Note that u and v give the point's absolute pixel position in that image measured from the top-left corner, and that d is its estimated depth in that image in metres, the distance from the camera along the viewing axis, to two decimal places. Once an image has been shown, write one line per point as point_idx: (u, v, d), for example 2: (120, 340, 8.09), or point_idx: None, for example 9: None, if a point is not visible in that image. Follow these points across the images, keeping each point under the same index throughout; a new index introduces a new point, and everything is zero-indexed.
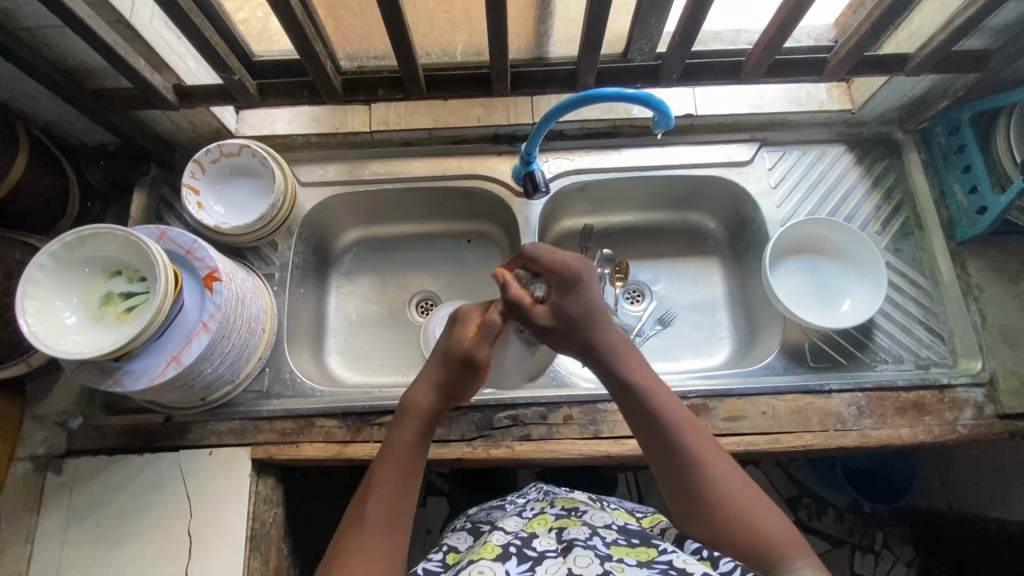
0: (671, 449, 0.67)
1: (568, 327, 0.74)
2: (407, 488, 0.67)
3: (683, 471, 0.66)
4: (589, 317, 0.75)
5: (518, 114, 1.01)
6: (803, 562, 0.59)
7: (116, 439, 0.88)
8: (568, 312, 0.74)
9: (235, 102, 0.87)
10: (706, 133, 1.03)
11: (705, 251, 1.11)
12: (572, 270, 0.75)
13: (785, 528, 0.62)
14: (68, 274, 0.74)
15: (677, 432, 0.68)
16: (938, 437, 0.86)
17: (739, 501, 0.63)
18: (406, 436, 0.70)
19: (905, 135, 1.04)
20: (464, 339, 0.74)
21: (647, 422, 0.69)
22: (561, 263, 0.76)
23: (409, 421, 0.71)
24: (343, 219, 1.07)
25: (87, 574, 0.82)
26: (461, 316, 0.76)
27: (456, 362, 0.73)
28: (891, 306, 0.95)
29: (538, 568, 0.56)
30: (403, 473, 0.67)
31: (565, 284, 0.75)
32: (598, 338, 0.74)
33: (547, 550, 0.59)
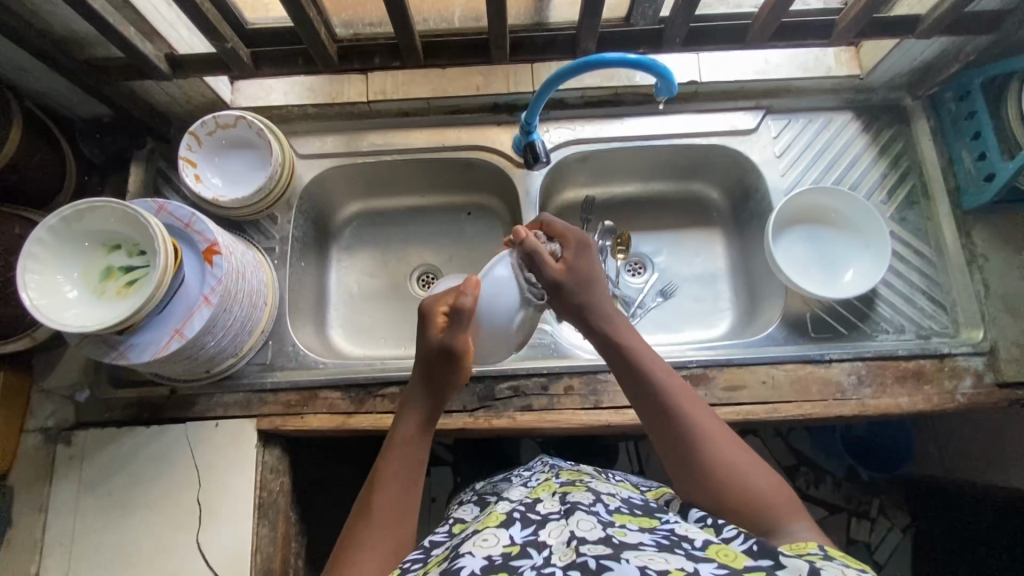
0: (665, 415, 0.68)
1: (574, 287, 0.76)
2: (415, 480, 0.68)
3: (677, 437, 0.67)
4: (592, 281, 0.76)
5: (518, 82, 0.98)
6: (805, 527, 0.60)
7: (124, 411, 0.89)
8: (576, 271, 0.76)
9: (229, 71, 0.85)
10: (711, 100, 1.01)
11: (707, 222, 1.10)
12: (577, 236, 0.78)
13: (781, 489, 0.63)
14: (67, 248, 0.74)
15: (671, 399, 0.69)
16: (937, 405, 0.87)
17: (732, 463, 0.64)
18: (410, 427, 0.72)
19: (914, 101, 1.01)
20: (437, 334, 0.73)
21: (641, 389, 0.71)
22: (569, 229, 0.79)
23: (411, 412, 0.73)
24: (342, 192, 1.06)
25: (100, 541, 0.84)
26: (428, 309, 0.74)
27: (437, 354, 0.73)
28: (894, 275, 0.95)
29: (541, 531, 0.57)
30: (409, 464, 0.69)
31: (573, 245, 0.77)
32: (597, 304, 0.76)
33: (550, 513, 0.60)
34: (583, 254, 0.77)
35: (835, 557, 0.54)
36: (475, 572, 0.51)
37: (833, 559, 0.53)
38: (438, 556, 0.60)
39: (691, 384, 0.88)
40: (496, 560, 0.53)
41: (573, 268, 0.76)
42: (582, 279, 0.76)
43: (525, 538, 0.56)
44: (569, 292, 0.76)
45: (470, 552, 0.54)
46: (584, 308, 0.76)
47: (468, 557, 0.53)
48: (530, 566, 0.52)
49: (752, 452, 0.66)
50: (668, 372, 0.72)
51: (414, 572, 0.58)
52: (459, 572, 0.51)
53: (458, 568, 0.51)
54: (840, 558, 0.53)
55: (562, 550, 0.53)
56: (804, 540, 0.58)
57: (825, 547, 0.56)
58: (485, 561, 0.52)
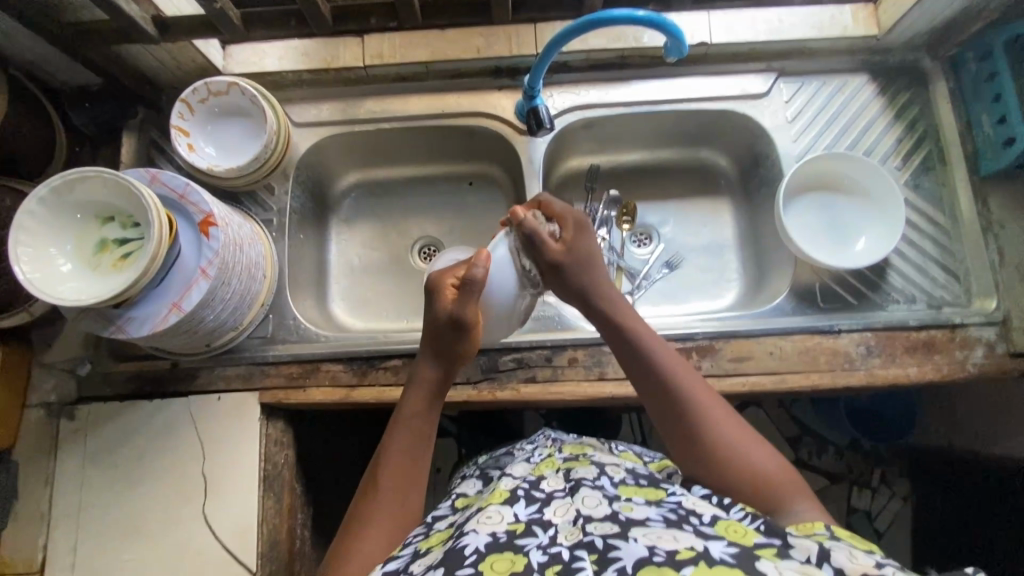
0: (669, 401, 0.67)
1: (574, 268, 0.73)
2: (420, 456, 0.68)
3: (682, 421, 0.66)
4: (592, 263, 0.74)
5: (520, 44, 0.94)
6: (805, 505, 0.60)
7: (126, 384, 0.89)
8: (575, 254, 0.74)
9: (219, 34, 0.82)
10: (721, 63, 0.97)
11: (715, 191, 1.08)
12: (575, 215, 0.76)
13: (788, 472, 0.63)
14: (59, 219, 0.72)
15: (677, 384, 0.68)
16: (947, 375, 0.85)
17: (738, 446, 0.64)
18: (413, 402, 0.71)
19: (933, 62, 0.97)
20: (446, 305, 0.71)
21: (644, 375, 0.69)
22: (568, 209, 0.76)
23: (416, 387, 0.72)
24: (340, 161, 1.03)
25: (108, 513, 0.85)
26: (437, 281, 0.72)
27: (446, 326, 0.70)
28: (906, 244, 0.92)
29: (546, 509, 0.57)
30: (414, 440, 0.69)
31: (573, 225, 0.75)
32: (597, 286, 0.74)
33: (555, 490, 0.60)
34: (582, 234, 0.75)
35: (841, 537, 0.53)
36: (479, 551, 0.50)
37: (840, 539, 0.53)
38: (441, 530, 0.60)
39: (697, 355, 0.87)
40: (501, 538, 0.52)
41: (574, 249, 0.74)
42: (584, 259, 0.74)
43: (530, 516, 0.56)
44: (569, 274, 0.73)
45: (474, 530, 0.53)
46: (584, 292, 0.74)
47: (471, 535, 0.53)
48: (535, 544, 0.52)
49: (757, 433, 0.66)
50: (671, 355, 0.70)
51: (417, 545, 0.58)
52: (463, 550, 0.51)
53: (462, 547, 0.51)
54: (847, 539, 0.53)
55: (569, 529, 0.53)
56: (811, 520, 0.58)
57: (832, 527, 0.56)
58: (489, 539, 0.52)
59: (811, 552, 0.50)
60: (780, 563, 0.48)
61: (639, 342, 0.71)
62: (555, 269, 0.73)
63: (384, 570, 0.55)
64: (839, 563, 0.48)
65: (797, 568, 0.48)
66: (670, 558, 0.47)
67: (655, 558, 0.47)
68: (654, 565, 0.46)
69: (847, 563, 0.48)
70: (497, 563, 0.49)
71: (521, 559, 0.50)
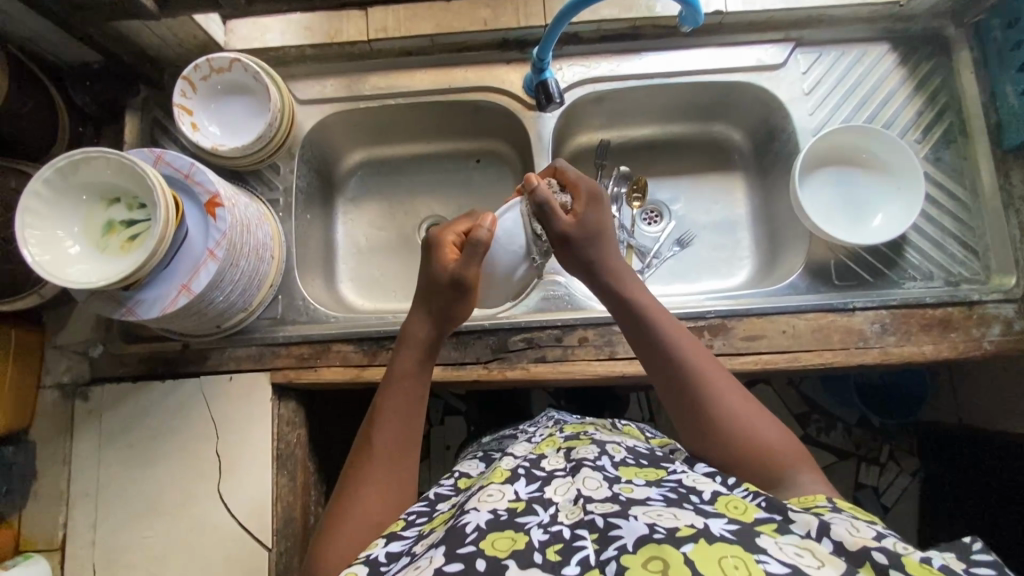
0: (670, 368, 0.67)
1: (584, 240, 0.74)
2: (416, 420, 0.68)
3: (685, 388, 0.66)
4: (599, 236, 0.75)
5: (528, 15, 0.91)
6: (806, 474, 0.60)
7: (138, 365, 0.90)
8: (587, 224, 0.75)
9: (219, 8, 0.79)
10: (737, 33, 0.94)
11: (728, 166, 1.05)
12: (590, 185, 0.76)
13: (790, 443, 0.63)
14: (66, 200, 0.71)
15: (679, 353, 0.68)
16: (962, 353, 0.84)
17: (740, 414, 0.64)
18: (409, 363, 0.71)
19: (958, 29, 0.93)
20: (446, 265, 0.72)
21: (651, 343, 0.69)
22: (583, 178, 0.77)
23: (407, 350, 0.72)
24: (345, 139, 1.01)
25: (124, 492, 0.86)
26: (438, 239, 0.74)
27: (444, 286, 0.72)
28: (924, 220, 0.90)
29: (547, 488, 0.57)
30: (410, 400, 0.69)
31: (586, 197, 0.76)
32: (604, 258, 0.74)
33: (556, 469, 0.60)
34: (595, 206, 0.76)
35: (843, 509, 0.53)
36: (481, 527, 0.51)
37: (841, 510, 0.53)
38: (444, 511, 0.60)
39: (709, 334, 0.86)
40: (501, 516, 0.52)
41: (585, 221, 0.75)
42: (592, 229, 0.75)
43: (531, 494, 0.56)
44: (578, 246, 0.74)
45: (475, 507, 0.54)
46: (591, 262, 0.74)
47: (472, 513, 0.53)
48: (537, 522, 0.52)
49: (759, 404, 0.66)
50: (673, 324, 0.71)
51: (420, 528, 0.58)
52: (465, 527, 0.51)
53: (464, 524, 0.51)
54: (848, 510, 0.53)
55: (569, 508, 0.54)
56: (814, 492, 0.58)
57: (832, 499, 0.56)
58: (489, 517, 0.52)
59: (811, 526, 0.50)
60: (780, 538, 0.48)
61: (641, 309, 0.71)
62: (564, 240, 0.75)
63: (386, 551, 0.55)
64: (839, 535, 0.49)
65: (797, 542, 0.48)
66: (670, 535, 0.47)
67: (655, 535, 0.47)
68: (655, 542, 0.46)
69: (846, 536, 0.49)
70: (499, 541, 0.49)
71: (522, 537, 0.50)
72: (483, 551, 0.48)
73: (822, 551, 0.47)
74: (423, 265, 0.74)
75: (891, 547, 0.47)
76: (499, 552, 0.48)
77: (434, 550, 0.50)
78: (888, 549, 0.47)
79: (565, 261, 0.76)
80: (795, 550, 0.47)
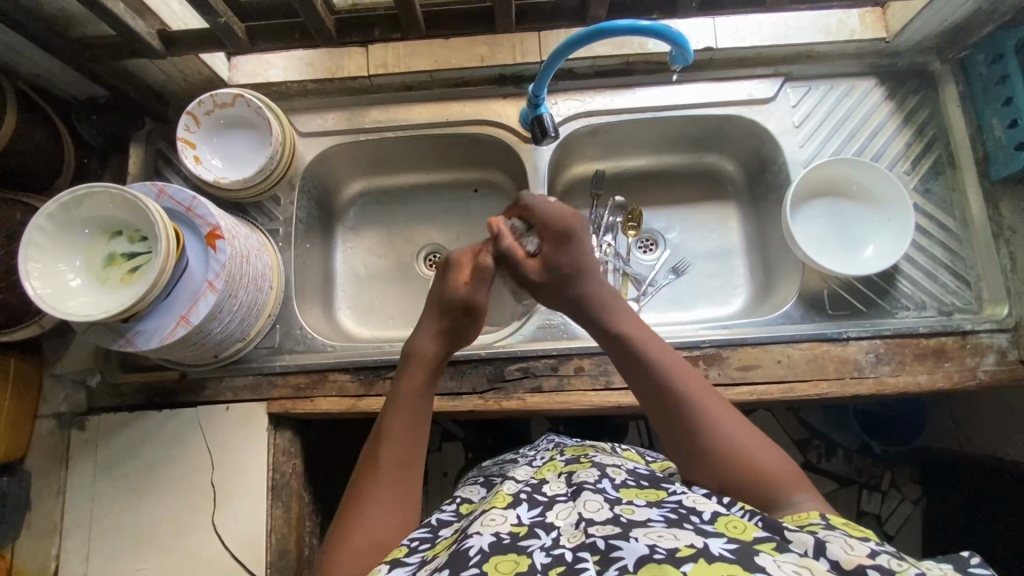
0: (666, 402, 0.66)
1: (562, 278, 0.73)
2: (417, 441, 0.67)
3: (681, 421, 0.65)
4: (582, 271, 0.74)
5: (525, 52, 0.94)
6: (802, 496, 0.60)
7: (135, 395, 0.90)
8: (558, 266, 0.74)
9: (224, 47, 0.82)
10: (727, 68, 0.96)
11: (722, 196, 1.07)
12: (563, 221, 0.75)
13: (787, 466, 0.62)
14: (69, 234, 0.73)
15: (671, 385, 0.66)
16: (957, 383, 0.84)
17: (738, 442, 0.63)
18: (411, 384, 0.70)
19: (943, 65, 0.96)
20: (459, 286, 0.73)
21: (641, 377, 0.68)
22: (556, 214, 0.75)
23: (413, 368, 0.71)
24: (345, 170, 1.03)
25: (117, 523, 0.86)
26: (457, 258, 0.75)
27: (455, 308, 0.73)
28: (915, 250, 0.91)
29: (549, 512, 0.57)
30: (413, 422, 0.68)
31: (559, 238, 0.74)
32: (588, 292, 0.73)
33: (558, 494, 0.60)
34: (567, 244, 0.74)
35: (837, 526, 0.53)
36: (484, 550, 0.51)
37: (834, 528, 0.53)
38: (447, 537, 0.59)
39: (704, 363, 0.87)
40: (504, 539, 0.52)
41: (556, 263, 0.74)
42: (568, 267, 0.73)
43: (533, 519, 0.55)
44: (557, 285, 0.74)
45: (478, 532, 0.53)
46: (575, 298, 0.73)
47: (475, 536, 0.53)
48: (539, 546, 0.52)
49: (757, 430, 0.65)
50: (664, 354, 0.69)
51: (423, 554, 0.57)
52: (468, 551, 0.51)
53: (466, 548, 0.51)
54: (842, 526, 0.53)
55: (572, 532, 0.53)
56: (807, 511, 0.58)
57: (827, 516, 0.56)
58: (493, 539, 0.52)
59: (808, 545, 0.50)
60: (780, 556, 0.47)
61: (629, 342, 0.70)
62: (537, 286, 0.75)
63: None
64: (835, 554, 0.48)
65: (796, 560, 0.47)
66: (670, 555, 0.47)
67: (655, 555, 0.47)
68: (655, 562, 0.46)
69: (842, 555, 0.48)
70: (501, 564, 0.49)
71: (524, 560, 0.50)
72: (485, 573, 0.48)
73: (820, 569, 0.46)
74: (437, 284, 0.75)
75: (885, 565, 0.46)
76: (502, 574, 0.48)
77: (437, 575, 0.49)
78: (880, 565, 0.46)
79: (551, 296, 0.76)
80: (793, 568, 0.46)
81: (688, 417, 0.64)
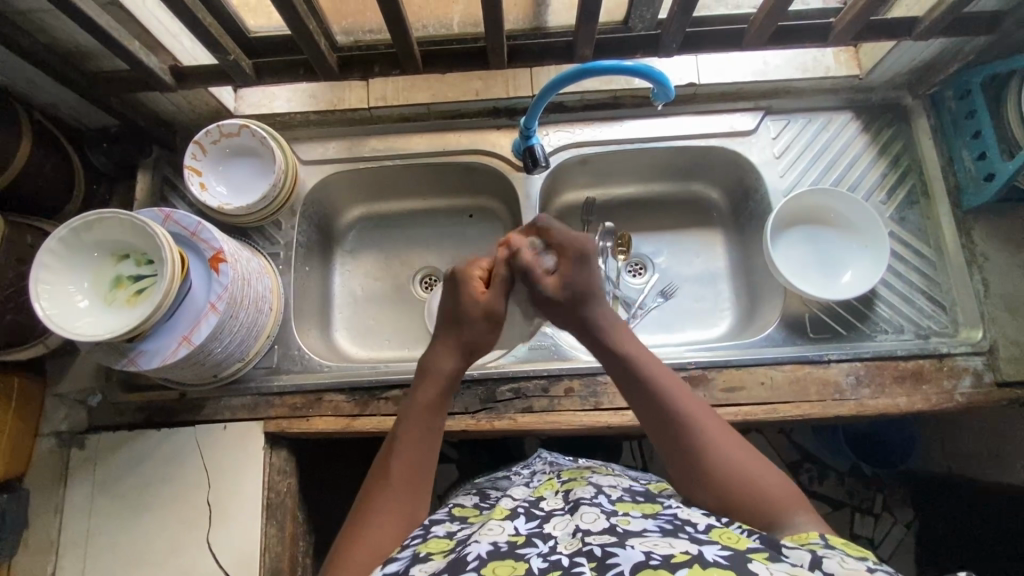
0: (671, 424, 0.68)
1: (572, 302, 0.77)
2: (428, 445, 0.70)
3: (685, 441, 0.67)
4: (591, 296, 0.78)
5: (517, 86, 0.99)
6: (802, 516, 0.60)
7: (134, 414, 0.92)
8: (572, 285, 0.78)
9: (232, 81, 0.86)
10: (710, 102, 1.01)
11: (708, 223, 1.11)
12: (579, 247, 0.79)
13: (786, 487, 0.64)
14: (78, 257, 0.76)
15: (677, 407, 0.69)
16: (936, 405, 0.87)
17: (740, 463, 0.65)
18: (423, 399, 0.73)
19: (915, 100, 1.01)
20: (478, 296, 0.78)
21: (647, 400, 0.71)
22: (570, 238, 0.79)
23: (426, 384, 0.74)
24: (345, 196, 1.07)
25: (113, 542, 0.87)
26: (466, 274, 0.80)
27: (478, 318, 0.77)
28: (892, 276, 0.95)
29: (546, 524, 0.59)
30: (428, 429, 0.71)
31: (573, 259, 0.78)
32: (599, 316, 0.77)
33: (555, 509, 0.63)
34: (581, 268, 0.78)
35: (836, 546, 0.54)
36: (482, 556, 0.53)
37: (834, 547, 0.54)
38: (440, 536, 0.61)
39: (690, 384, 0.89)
40: (502, 547, 0.55)
41: (569, 283, 0.78)
42: (581, 290, 0.77)
43: (530, 529, 0.58)
44: (569, 306, 0.77)
45: (477, 540, 0.56)
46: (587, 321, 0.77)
47: (475, 544, 0.55)
48: (536, 553, 0.54)
49: (755, 452, 0.67)
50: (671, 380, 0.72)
51: (414, 549, 0.59)
52: (466, 557, 0.53)
53: (466, 554, 0.54)
54: (840, 546, 0.54)
55: (568, 540, 0.55)
56: (808, 530, 0.58)
57: (826, 537, 0.57)
58: (491, 547, 0.55)
59: (804, 560, 0.51)
60: (772, 565, 0.49)
61: (638, 364, 0.73)
62: (552, 303, 0.78)
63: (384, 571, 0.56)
64: (831, 567, 0.50)
65: (788, 569, 0.49)
66: (665, 561, 0.49)
67: (651, 561, 0.49)
68: (651, 567, 0.48)
69: (837, 568, 0.49)
70: (499, 568, 0.51)
71: (522, 565, 0.52)
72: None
73: None
74: (453, 299, 0.79)
75: None
76: None
77: None
78: None
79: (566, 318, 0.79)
80: None
81: (694, 435, 0.67)
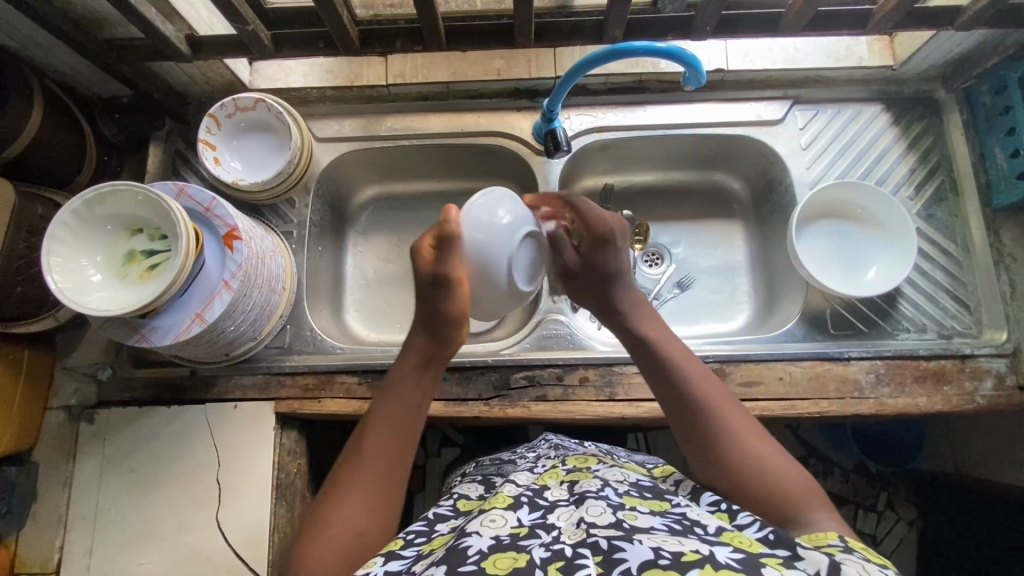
0: (682, 404, 0.68)
1: (596, 280, 0.77)
2: (405, 426, 0.67)
3: (698, 424, 0.66)
4: (615, 278, 0.77)
5: (540, 67, 0.97)
6: (818, 513, 0.59)
7: (143, 391, 0.91)
8: (595, 267, 0.77)
9: (249, 53, 0.84)
10: (737, 89, 0.98)
11: (728, 214, 1.09)
12: (606, 228, 0.76)
13: (804, 481, 0.62)
14: (91, 230, 0.74)
15: (690, 389, 0.68)
16: (956, 406, 0.86)
17: (752, 452, 0.63)
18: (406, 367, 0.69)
19: (948, 94, 0.98)
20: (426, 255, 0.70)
21: (660, 380, 0.70)
22: (602, 218, 0.77)
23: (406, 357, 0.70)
24: (359, 175, 1.05)
25: (122, 517, 0.86)
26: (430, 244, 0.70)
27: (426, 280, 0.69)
28: (917, 274, 0.93)
29: (549, 515, 0.58)
30: (406, 410, 0.68)
31: (596, 240, 0.77)
32: (620, 293, 0.77)
33: (559, 500, 0.61)
34: (601, 250, 0.76)
35: (855, 548, 0.53)
36: (483, 550, 0.51)
37: (853, 551, 0.52)
38: (444, 535, 0.60)
39: None
40: (503, 540, 0.53)
41: (593, 265, 0.77)
42: (603, 272, 0.77)
43: (533, 521, 0.57)
44: (582, 281, 0.79)
45: (478, 532, 0.54)
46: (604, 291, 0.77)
47: (475, 536, 0.54)
48: (539, 543, 0.53)
49: (774, 442, 0.65)
50: (688, 360, 0.71)
51: (419, 548, 0.58)
52: (467, 549, 0.52)
53: (466, 547, 0.52)
54: (860, 549, 0.52)
55: (572, 530, 0.55)
56: (825, 530, 0.57)
57: (845, 538, 0.55)
58: (492, 541, 0.53)
59: (821, 565, 0.49)
60: (785, 570, 0.48)
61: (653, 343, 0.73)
62: (570, 274, 0.80)
63: (385, 568, 0.54)
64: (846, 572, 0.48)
65: None
66: (675, 561, 0.47)
67: (659, 561, 0.48)
68: (659, 566, 0.47)
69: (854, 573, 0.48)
70: (500, 560, 0.50)
71: (523, 556, 0.51)
72: (484, 569, 0.49)
73: None
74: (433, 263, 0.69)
75: None
76: (500, 569, 0.49)
77: (435, 569, 0.50)
78: None
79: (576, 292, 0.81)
80: None
81: (704, 417, 0.66)
